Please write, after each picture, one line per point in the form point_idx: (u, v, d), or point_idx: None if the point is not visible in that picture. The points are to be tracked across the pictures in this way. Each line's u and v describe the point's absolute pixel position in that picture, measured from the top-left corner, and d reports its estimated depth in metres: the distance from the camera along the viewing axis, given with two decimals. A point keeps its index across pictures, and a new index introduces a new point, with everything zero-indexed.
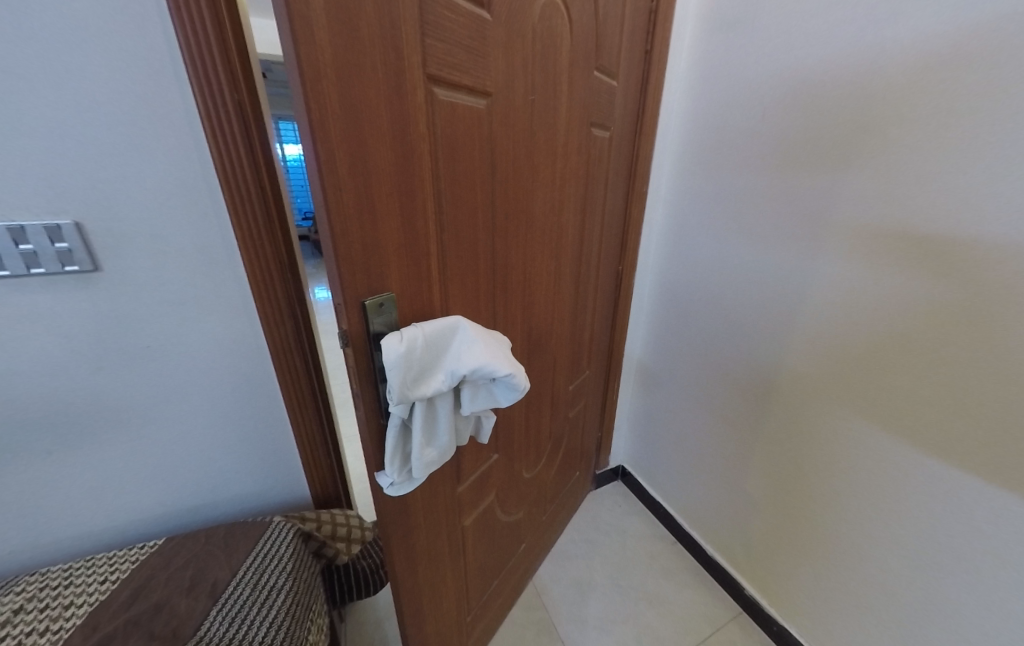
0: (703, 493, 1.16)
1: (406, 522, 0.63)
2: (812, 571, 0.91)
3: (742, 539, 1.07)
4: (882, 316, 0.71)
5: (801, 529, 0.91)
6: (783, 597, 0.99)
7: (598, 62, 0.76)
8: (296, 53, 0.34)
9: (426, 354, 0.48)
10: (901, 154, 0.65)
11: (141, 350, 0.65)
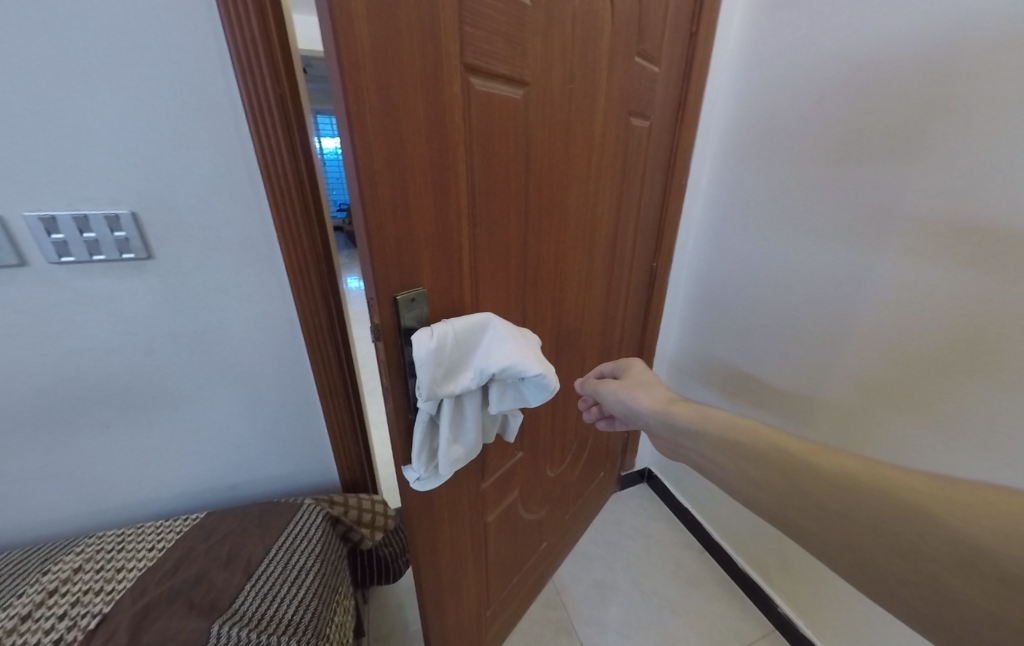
0: (734, 502, 1.12)
1: (431, 514, 0.64)
2: (855, 593, 0.85)
3: (775, 553, 1.02)
4: (954, 324, 0.64)
5: None
6: (817, 616, 0.94)
7: (640, 47, 0.72)
8: (336, 44, 0.34)
9: (457, 352, 0.47)
10: (986, 143, 0.58)
11: (188, 335, 0.69)
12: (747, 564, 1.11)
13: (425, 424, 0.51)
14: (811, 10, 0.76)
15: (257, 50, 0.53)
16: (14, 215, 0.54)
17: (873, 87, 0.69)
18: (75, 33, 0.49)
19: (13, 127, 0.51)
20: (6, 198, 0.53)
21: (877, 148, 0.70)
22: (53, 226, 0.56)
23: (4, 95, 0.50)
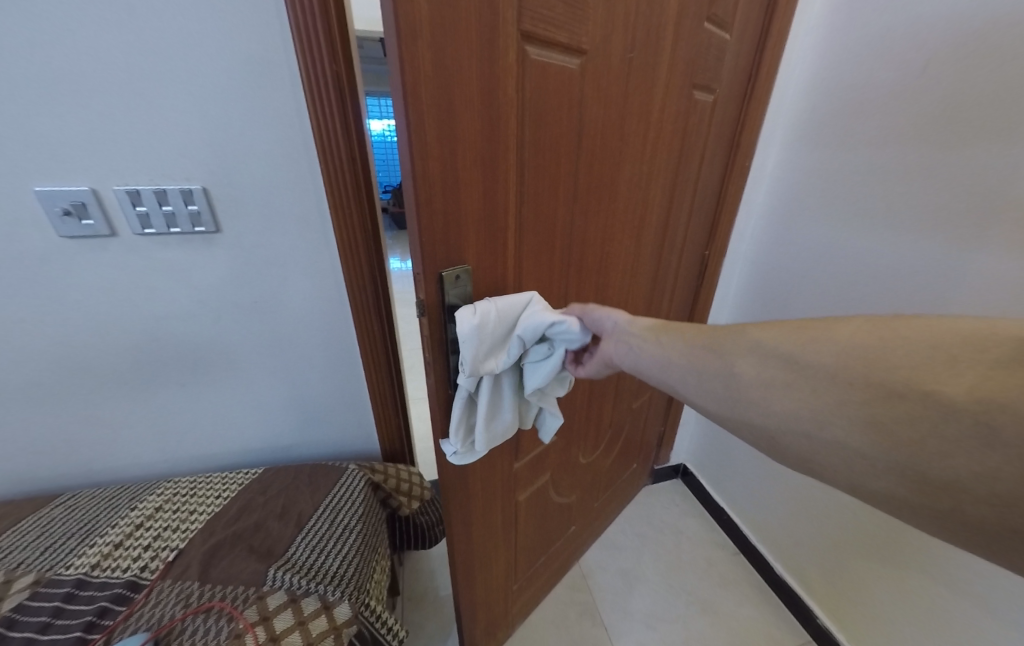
0: (775, 505, 1.06)
1: (465, 489, 0.65)
2: (909, 611, 0.79)
3: (822, 562, 0.95)
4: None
5: (899, 561, 0.79)
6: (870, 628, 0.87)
7: (711, 10, 0.65)
8: (394, 11, 0.33)
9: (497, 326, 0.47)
10: None
11: (250, 305, 0.74)
12: (786, 571, 1.05)
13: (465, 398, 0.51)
14: None
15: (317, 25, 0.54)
16: (105, 188, 0.60)
17: (996, 49, 0.59)
18: (156, 15, 0.52)
19: (104, 105, 0.55)
20: (99, 172, 0.59)
21: (992, 121, 0.60)
22: (137, 199, 0.61)
23: (97, 76, 0.54)
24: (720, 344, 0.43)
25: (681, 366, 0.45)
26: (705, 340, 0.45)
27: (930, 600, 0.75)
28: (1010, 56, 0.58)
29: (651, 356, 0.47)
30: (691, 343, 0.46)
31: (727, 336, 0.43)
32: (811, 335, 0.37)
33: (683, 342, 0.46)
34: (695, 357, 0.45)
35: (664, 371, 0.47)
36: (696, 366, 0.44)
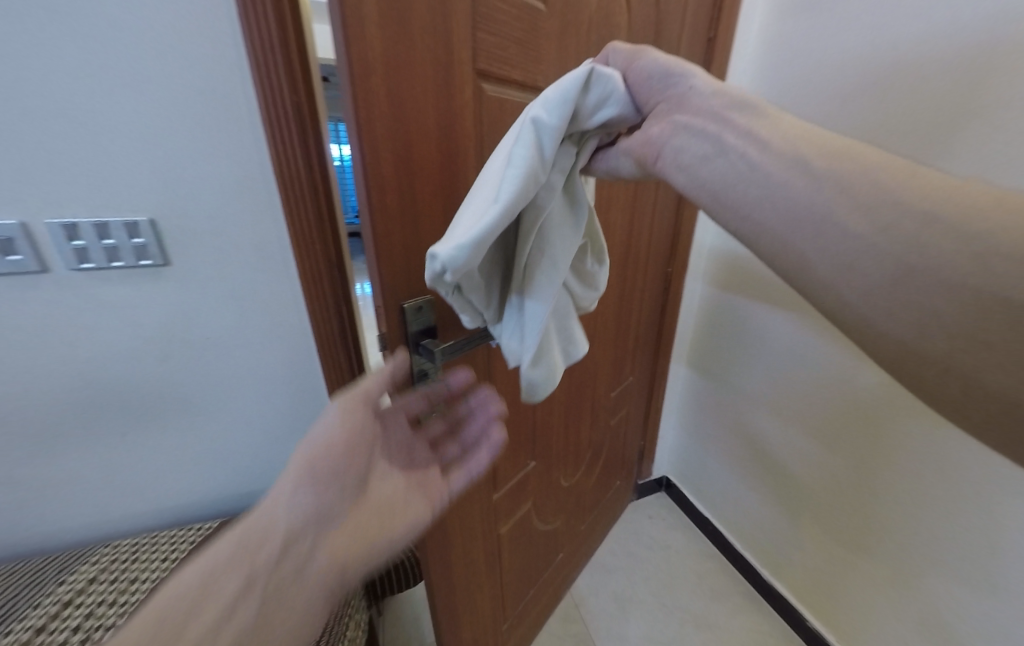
0: (774, 452, 0.99)
1: (442, 523, 0.63)
2: (887, 603, 0.81)
3: (828, 512, 0.89)
4: None
5: (875, 552, 0.82)
6: (882, 580, 0.82)
7: (657, 51, 0.70)
8: (346, 50, 0.34)
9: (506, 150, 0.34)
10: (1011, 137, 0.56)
11: (204, 341, 0.70)
12: (773, 577, 1.06)
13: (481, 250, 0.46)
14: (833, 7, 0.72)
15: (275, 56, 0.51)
16: (38, 223, 0.56)
17: None
18: (95, 45, 0.50)
19: (37, 136, 0.52)
20: (32, 207, 0.55)
21: (910, 143, 0.65)
22: (74, 233, 0.57)
23: (27, 108, 0.51)
24: (844, 153, 0.33)
25: (785, 154, 0.34)
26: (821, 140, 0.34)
27: (925, 541, 0.73)
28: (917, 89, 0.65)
29: (724, 150, 0.35)
30: (817, 145, 0.34)
31: (856, 154, 0.33)
32: (929, 180, 0.31)
33: (789, 135, 0.35)
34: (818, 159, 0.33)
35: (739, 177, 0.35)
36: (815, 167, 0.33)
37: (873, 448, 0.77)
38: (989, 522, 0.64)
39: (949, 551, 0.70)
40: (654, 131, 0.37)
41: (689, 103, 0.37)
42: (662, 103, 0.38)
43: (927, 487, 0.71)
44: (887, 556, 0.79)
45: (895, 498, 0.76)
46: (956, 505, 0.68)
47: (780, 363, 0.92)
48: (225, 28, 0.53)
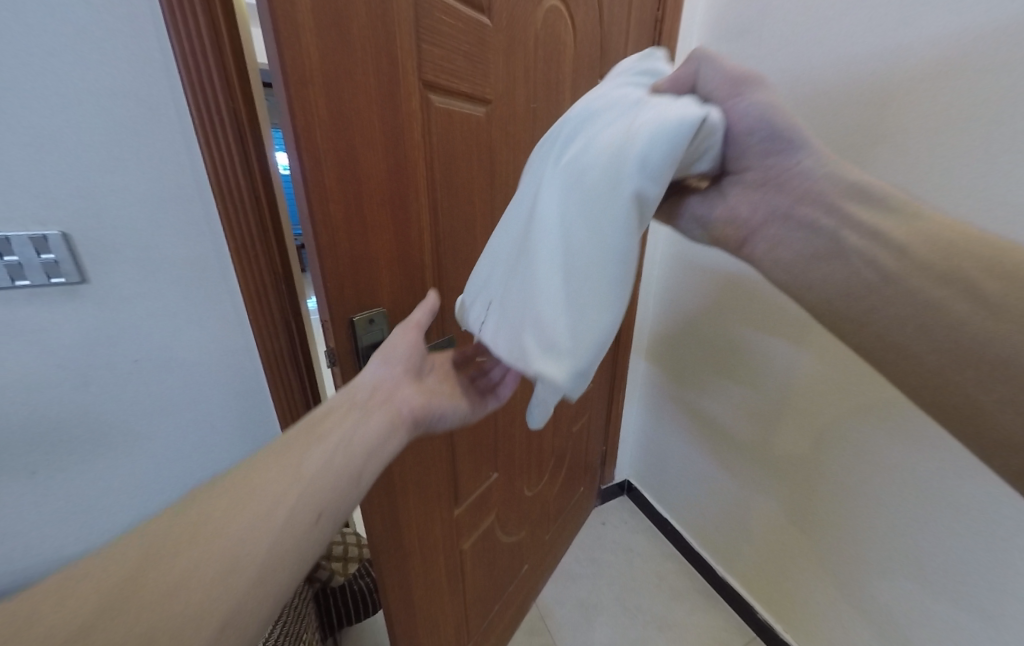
0: (724, 449, 1.03)
1: (400, 545, 0.60)
2: (821, 587, 0.87)
3: (772, 504, 0.94)
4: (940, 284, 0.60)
5: (809, 539, 0.87)
6: (818, 568, 0.86)
7: (602, 70, 0.74)
8: (280, 57, 0.32)
9: (611, 203, 0.34)
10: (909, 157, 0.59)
11: (130, 365, 0.64)
12: (729, 574, 1.10)
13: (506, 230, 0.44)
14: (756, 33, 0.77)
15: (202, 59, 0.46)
16: None
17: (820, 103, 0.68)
18: None
19: None
20: None
21: None
22: None
23: None
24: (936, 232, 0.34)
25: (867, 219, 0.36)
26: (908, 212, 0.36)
27: (850, 528, 0.78)
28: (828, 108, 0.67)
29: (815, 234, 0.37)
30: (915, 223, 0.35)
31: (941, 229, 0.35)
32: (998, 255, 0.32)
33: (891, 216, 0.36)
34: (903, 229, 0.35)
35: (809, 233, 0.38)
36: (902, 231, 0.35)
37: (806, 439, 0.83)
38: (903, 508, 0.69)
39: (870, 533, 0.75)
40: (745, 213, 0.40)
41: (791, 180, 0.38)
42: (757, 167, 0.38)
43: (851, 474, 0.75)
44: (817, 543, 0.85)
45: (827, 487, 0.80)
46: (877, 491, 0.72)
47: (734, 364, 0.93)
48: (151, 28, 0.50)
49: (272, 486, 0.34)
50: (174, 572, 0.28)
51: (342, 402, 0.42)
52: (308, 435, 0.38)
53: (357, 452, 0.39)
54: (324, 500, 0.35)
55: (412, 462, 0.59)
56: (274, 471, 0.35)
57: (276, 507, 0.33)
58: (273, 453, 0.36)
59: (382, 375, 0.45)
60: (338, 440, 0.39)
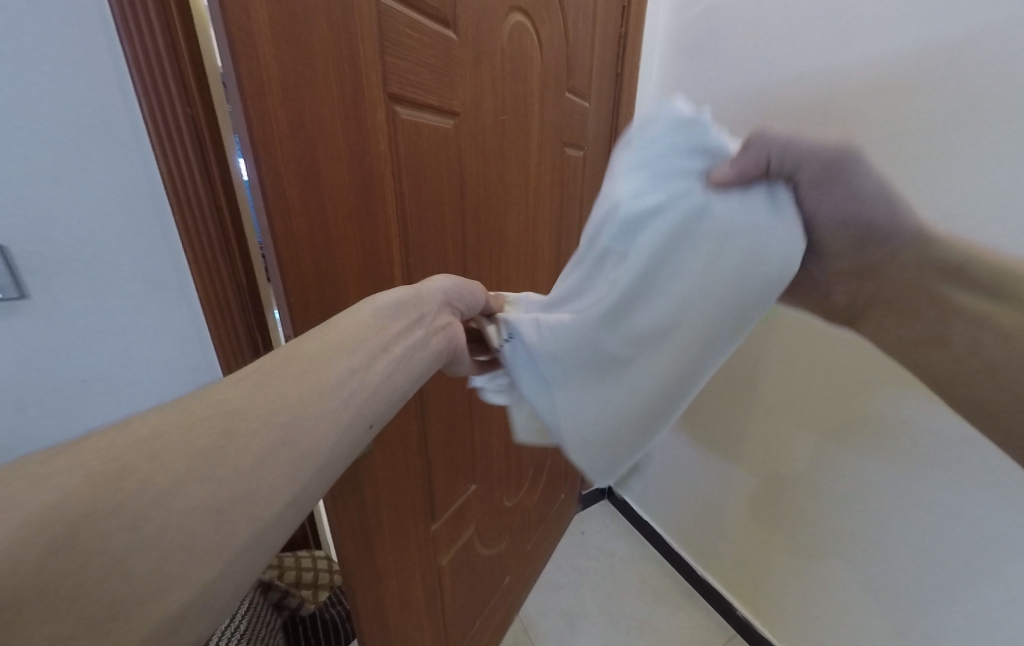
0: (700, 451, 1.06)
1: (374, 565, 0.58)
2: (791, 580, 0.90)
3: (746, 502, 0.97)
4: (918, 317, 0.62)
5: (780, 534, 0.90)
6: (789, 561, 0.90)
7: (570, 84, 0.76)
8: (235, 69, 0.32)
9: (677, 340, 0.39)
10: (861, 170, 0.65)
11: (78, 385, 0.60)
12: (707, 572, 1.12)
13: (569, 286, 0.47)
14: (715, 54, 0.82)
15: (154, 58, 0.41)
16: None
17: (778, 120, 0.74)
18: None
19: None
20: None
21: None
22: None
23: None
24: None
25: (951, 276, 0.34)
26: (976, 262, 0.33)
27: (818, 520, 0.82)
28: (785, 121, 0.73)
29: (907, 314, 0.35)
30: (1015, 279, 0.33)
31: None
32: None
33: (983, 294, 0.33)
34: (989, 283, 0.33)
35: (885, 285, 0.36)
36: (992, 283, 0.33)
37: (771, 436, 0.87)
38: (864, 496, 0.74)
39: (836, 524, 0.79)
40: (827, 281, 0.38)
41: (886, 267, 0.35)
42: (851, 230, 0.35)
43: (816, 469, 0.80)
44: (786, 536, 0.89)
45: (798, 485, 0.84)
46: (838, 482, 0.77)
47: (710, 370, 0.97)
48: (99, 34, 0.47)
49: (359, 353, 0.33)
50: (237, 430, 0.24)
51: (423, 291, 0.42)
52: (388, 316, 0.37)
53: (416, 365, 0.39)
54: (388, 395, 0.35)
55: (385, 478, 0.58)
56: (361, 338, 0.34)
57: (357, 385, 0.32)
58: (356, 316, 0.35)
59: (453, 293, 0.46)
60: (401, 351, 0.37)
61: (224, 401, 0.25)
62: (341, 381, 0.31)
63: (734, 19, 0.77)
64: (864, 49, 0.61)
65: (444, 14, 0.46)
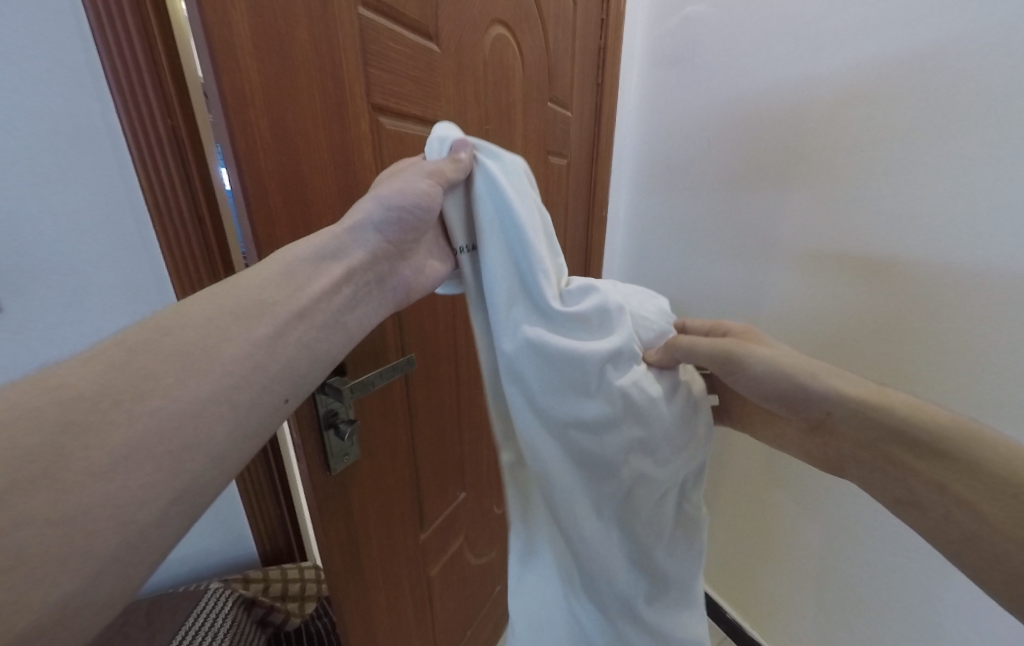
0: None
1: (361, 577, 0.57)
2: (783, 574, 0.94)
3: (737, 504, 1.00)
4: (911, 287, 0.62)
5: (772, 531, 0.94)
6: (780, 559, 0.93)
7: (552, 93, 0.77)
8: (216, 82, 0.32)
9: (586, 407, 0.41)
10: (836, 177, 0.67)
11: None
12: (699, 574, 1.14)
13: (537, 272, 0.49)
14: (691, 66, 0.85)
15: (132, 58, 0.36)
16: None
17: (753, 128, 0.77)
18: None
19: None
20: None
21: (759, 179, 0.78)
22: None
23: None
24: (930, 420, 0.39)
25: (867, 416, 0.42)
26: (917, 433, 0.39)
27: (807, 514, 0.86)
28: (761, 128, 0.76)
29: (878, 475, 0.41)
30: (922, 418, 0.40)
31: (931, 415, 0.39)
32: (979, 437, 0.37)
33: (916, 448, 0.38)
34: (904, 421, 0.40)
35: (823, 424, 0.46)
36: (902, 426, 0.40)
37: None
38: (847, 489, 0.79)
39: (825, 517, 0.83)
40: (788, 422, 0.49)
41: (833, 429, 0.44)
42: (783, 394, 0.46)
43: (802, 468, 0.85)
44: (775, 530, 0.93)
45: (789, 482, 0.88)
46: (823, 478, 0.82)
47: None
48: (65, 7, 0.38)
49: (265, 315, 0.33)
50: (106, 407, 0.25)
51: (343, 235, 0.38)
52: (303, 269, 0.36)
53: (341, 327, 0.38)
54: (310, 360, 0.36)
55: (373, 488, 0.57)
56: (265, 299, 0.33)
57: (270, 356, 0.33)
58: (263, 270, 0.35)
59: (389, 221, 0.39)
60: (321, 316, 0.36)
61: (79, 398, 0.25)
62: (246, 350, 0.31)
63: (709, 33, 0.80)
64: (832, 60, 0.65)
65: (426, 27, 0.47)
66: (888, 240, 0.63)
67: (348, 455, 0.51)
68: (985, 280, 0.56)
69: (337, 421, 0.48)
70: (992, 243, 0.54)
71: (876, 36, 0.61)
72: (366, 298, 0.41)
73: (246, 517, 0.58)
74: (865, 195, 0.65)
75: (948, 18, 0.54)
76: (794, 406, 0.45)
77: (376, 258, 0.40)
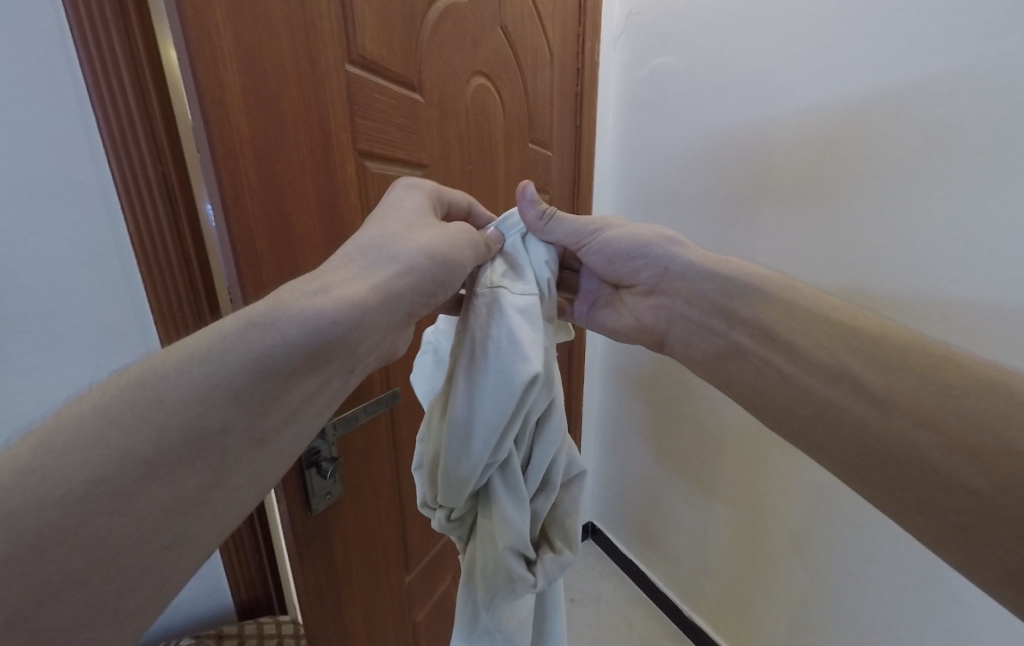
0: (677, 477, 1.05)
1: (339, 625, 0.55)
2: (776, 612, 0.89)
3: (730, 532, 0.95)
4: (861, 291, 0.66)
5: (764, 566, 0.89)
6: (773, 588, 0.89)
7: (532, 135, 0.82)
8: (206, 133, 0.33)
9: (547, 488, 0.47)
10: (801, 211, 0.71)
11: None
12: (696, 614, 1.08)
13: (478, 353, 0.36)
14: (662, 111, 0.91)
15: (122, 112, 0.37)
16: None
17: (723, 165, 0.82)
18: None
19: None
20: None
21: (732, 211, 0.82)
22: None
23: None
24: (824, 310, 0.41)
25: (719, 266, 0.46)
26: (778, 295, 0.43)
27: (795, 550, 0.83)
28: (730, 164, 0.81)
29: (696, 321, 0.47)
30: (788, 284, 0.44)
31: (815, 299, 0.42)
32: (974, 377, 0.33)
33: (792, 312, 0.42)
34: (749, 270, 0.46)
35: (665, 277, 0.48)
36: (761, 276, 0.45)
37: (749, 462, 0.87)
38: (838, 513, 0.74)
39: (815, 553, 0.79)
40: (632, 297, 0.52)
41: (668, 288, 0.48)
42: (644, 277, 0.50)
43: (789, 492, 0.81)
44: (765, 564, 0.89)
45: (774, 516, 0.85)
46: (810, 500, 0.78)
47: (680, 403, 0.99)
48: (51, 37, 0.35)
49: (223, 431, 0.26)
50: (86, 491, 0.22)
51: (356, 289, 0.33)
52: (306, 349, 0.30)
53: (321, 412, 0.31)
54: None
55: (356, 528, 0.55)
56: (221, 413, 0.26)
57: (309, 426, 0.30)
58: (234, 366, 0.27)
59: (413, 276, 0.37)
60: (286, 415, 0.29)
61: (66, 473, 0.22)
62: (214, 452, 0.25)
63: (676, 81, 0.87)
64: (790, 104, 0.71)
65: (410, 80, 0.51)
66: (852, 269, 0.67)
67: (330, 494, 0.50)
68: (947, 307, 0.58)
69: (318, 460, 0.47)
70: (947, 274, 0.58)
71: (826, 85, 0.66)
72: (381, 352, 0.36)
73: (222, 564, 0.55)
74: (830, 225, 0.68)
75: (887, 70, 0.60)
76: (634, 266, 0.50)
77: (392, 314, 0.35)
